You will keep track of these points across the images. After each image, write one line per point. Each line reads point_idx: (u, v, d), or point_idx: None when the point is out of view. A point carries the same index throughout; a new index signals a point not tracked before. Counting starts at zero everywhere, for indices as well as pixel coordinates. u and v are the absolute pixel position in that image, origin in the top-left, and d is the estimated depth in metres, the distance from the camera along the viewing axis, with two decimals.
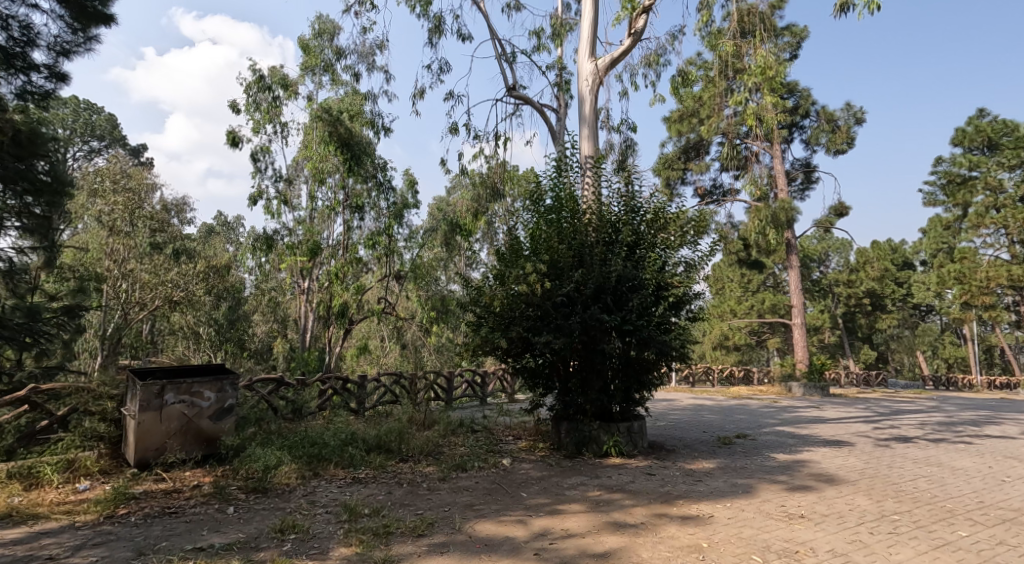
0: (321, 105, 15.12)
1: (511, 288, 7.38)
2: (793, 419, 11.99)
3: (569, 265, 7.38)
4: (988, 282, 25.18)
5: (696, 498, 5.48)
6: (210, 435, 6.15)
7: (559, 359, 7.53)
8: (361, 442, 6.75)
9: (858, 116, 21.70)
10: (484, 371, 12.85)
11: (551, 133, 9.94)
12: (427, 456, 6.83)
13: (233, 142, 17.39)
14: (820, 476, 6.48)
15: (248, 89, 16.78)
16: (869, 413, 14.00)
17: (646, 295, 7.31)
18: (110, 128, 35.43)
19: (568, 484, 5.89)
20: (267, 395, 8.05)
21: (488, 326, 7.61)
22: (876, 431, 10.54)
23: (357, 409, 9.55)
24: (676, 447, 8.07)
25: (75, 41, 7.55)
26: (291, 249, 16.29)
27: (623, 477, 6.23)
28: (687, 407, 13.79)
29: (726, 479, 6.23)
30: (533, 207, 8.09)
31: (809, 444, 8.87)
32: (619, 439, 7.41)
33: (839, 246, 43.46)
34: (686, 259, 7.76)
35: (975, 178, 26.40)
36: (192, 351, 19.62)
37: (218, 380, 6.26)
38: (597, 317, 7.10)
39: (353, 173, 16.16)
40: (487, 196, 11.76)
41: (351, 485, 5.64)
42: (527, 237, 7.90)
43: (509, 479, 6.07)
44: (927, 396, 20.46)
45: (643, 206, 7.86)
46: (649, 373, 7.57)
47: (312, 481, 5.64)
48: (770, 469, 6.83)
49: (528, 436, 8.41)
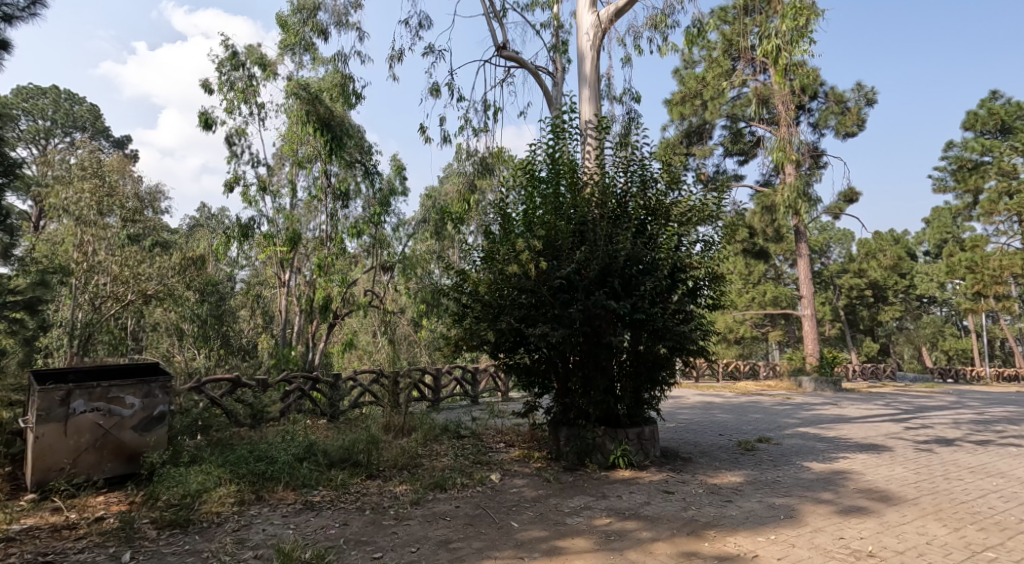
0: (298, 81, 13.77)
1: (501, 270, 6.30)
2: (814, 419, 10.92)
3: (569, 243, 6.26)
4: (1001, 271, 23.82)
5: (730, 526, 4.39)
6: (132, 450, 5.06)
7: (557, 354, 6.45)
8: (322, 455, 5.63)
9: (869, 97, 20.61)
10: (475, 368, 11.78)
11: (547, 100, 8.78)
12: (401, 472, 5.76)
13: (206, 125, 16.26)
14: (871, 493, 5.39)
15: (221, 67, 15.57)
16: (894, 410, 12.90)
17: (661, 278, 6.19)
18: (93, 119, 33.70)
19: (570, 509, 4.78)
20: (217, 399, 6.96)
21: (474, 316, 6.54)
22: (911, 432, 9.45)
23: (330, 412, 8.45)
24: (694, 456, 6.99)
25: (15, 4, 6.25)
26: (271, 239, 15.09)
27: (636, 497, 5.14)
28: (697, 406, 12.71)
29: (761, 499, 5.14)
30: (525, 179, 6.94)
31: (842, 449, 7.79)
32: (628, 447, 6.32)
33: (841, 237, 42.37)
34: (706, 236, 6.61)
35: (987, 163, 25.30)
36: (175, 348, 18.52)
37: (144, 383, 5.17)
38: (604, 305, 6.02)
39: (335, 157, 14.96)
40: (478, 175, 10.60)
41: (300, 513, 4.56)
42: (520, 213, 6.77)
43: (497, 502, 4.97)
44: (945, 391, 19.42)
45: (655, 177, 6.73)
46: (662, 370, 6.51)
47: (251, 509, 4.58)
48: (809, 484, 5.74)
49: (522, 442, 7.33)
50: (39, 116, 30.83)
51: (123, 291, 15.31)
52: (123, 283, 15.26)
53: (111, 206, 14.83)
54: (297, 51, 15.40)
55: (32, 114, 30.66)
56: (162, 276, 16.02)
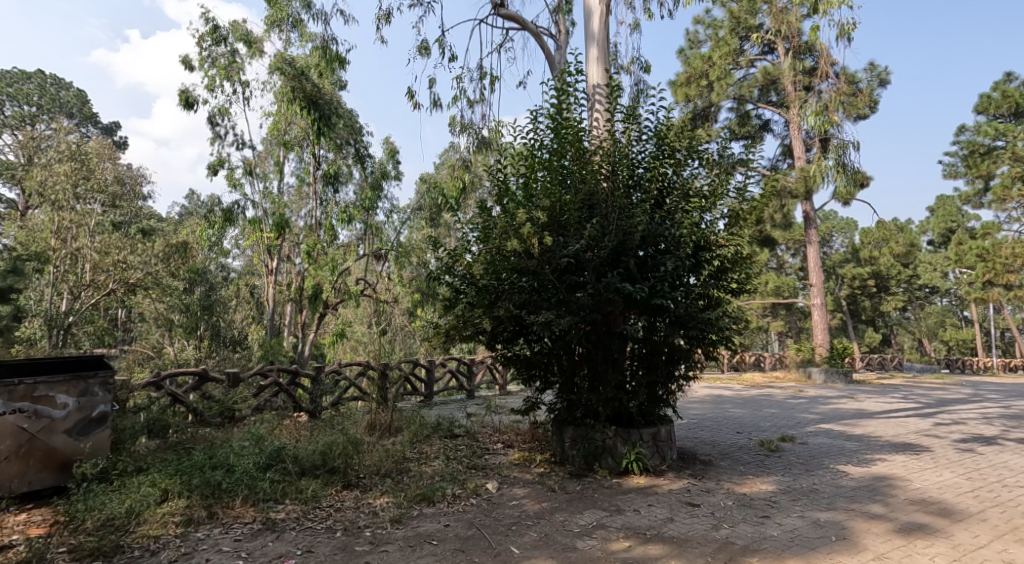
0: (282, 56, 12.80)
1: (498, 248, 5.55)
2: (835, 414, 10.20)
3: (577, 217, 5.50)
4: (1013, 259, 21.23)
5: (775, 553, 3.67)
6: (65, 457, 4.34)
7: (562, 346, 5.72)
8: (293, 461, 4.86)
9: (882, 77, 19.74)
10: (472, 360, 11.07)
11: (549, 64, 7.98)
12: (384, 479, 5.02)
13: (186, 103, 15.39)
14: (928, 505, 4.66)
15: (202, 42, 14.68)
16: (917, 404, 12.13)
17: (683, 258, 5.43)
18: (81, 106, 32.61)
19: (580, 529, 4.03)
20: (180, 394, 6.21)
21: (468, 301, 5.82)
22: (942, 429, 8.70)
23: (311, 409, 7.68)
24: (714, 459, 6.25)
25: None
26: (257, 225, 14.25)
27: (656, 512, 4.39)
28: (707, 399, 12.01)
29: (803, 513, 4.42)
30: (526, 145, 6.13)
31: (874, 448, 7.08)
32: (642, 451, 5.57)
33: (845, 226, 41.61)
34: (731, 209, 5.83)
35: (1001, 148, 24.34)
36: (163, 340, 17.78)
37: (79, 379, 4.45)
38: (618, 287, 5.27)
39: (323, 139, 14.03)
40: (476, 153, 9.76)
41: (257, 536, 3.83)
42: (519, 183, 6.00)
43: (494, 519, 4.21)
44: (957, 383, 18.54)
45: (675, 141, 5.91)
46: (680, 364, 5.80)
47: (199, 530, 3.85)
48: (852, 493, 5.01)
49: (521, 443, 6.59)
50: (23, 101, 29.59)
51: (103, 280, 14.32)
52: (104, 271, 14.28)
53: (88, 190, 13.90)
54: (284, 27, 14.51)
55: (16, 99, 29.25)
56: (147, 264, 14.96)
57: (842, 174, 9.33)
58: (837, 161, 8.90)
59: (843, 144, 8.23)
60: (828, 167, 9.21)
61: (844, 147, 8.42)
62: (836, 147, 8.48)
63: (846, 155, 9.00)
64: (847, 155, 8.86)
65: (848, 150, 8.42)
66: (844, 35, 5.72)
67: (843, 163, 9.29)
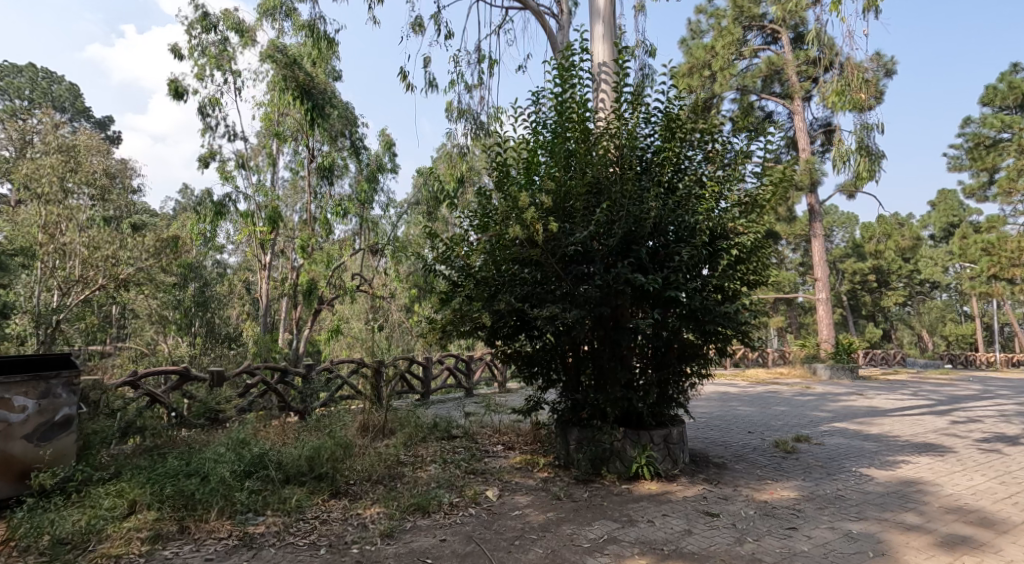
0: (273, 44, 12.26)
1: (497, 236, 5.17)
2: (847, 412, 9.83)
3: (583, 202, 5.11)
4: (1019, 254, 20.35)
5: None
6: (23, 465, 3.95)
7: (566, 342, 5.35)
8: (276, 467, 4.47)
9: (889, 67, 19.33)
10: (470, 357, 10.67)
11: (550, 45, 7.59)
12: (376, 486, 4.65)
13: (176, 93, 14.94)
14: (966, 513, 4.29)
15: (192, 29, 14.23)
16: (929, 401, 11.78)
17: (697, 246, 5.04)
18: (73, 100, 32.05)
19: (590, 544, 3.66)
20: (159, 394, 5.84)
21: (466, 294, 5.44)
22: (961, 427, 8.33)
23: (301, 410, 7.28)
24: (728, 461, 5.88)
25: None
26: (250, 218, 13.80)
27: (672, 524, 4.02)
28: (713, 397, 11.63)
29: (832, 523, 4.05)
30: (526, 127, 5.73)
31: (894, 449, 6.72)
32: (653, 454, 5.19)
33: (845, 221, 41.25)
34: (748, 195, 5.43)
35: (1006, 140, 23.90)
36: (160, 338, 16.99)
37: (41, 380, 4.08)
38: (629, 278, 4.89)
39: (317, 130, 13.56)
40: (475, 142, 9.36)
41: (232, 554, 3.46)
42: (521, 167, 5.60)
43: (494, 532, 3.84)
44: (964, 379, 18.16)
45: (688, 121, 5.50)
46: (693, 360, 5.41)
47: (167, 548, 3.49)
48: (880, 500, 4.65)
49: (522, 444, 6.21)
50: (14, 95, 29.10)
51: (93, 275, 13.28)
52: (94, 265, 13.33)
53: (73, 182, 13.35)
54: (277, 16, 14.01)
55: (6, 94, 28.77)
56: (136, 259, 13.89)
57: (863, 159, 8.89)
58: (860, 146, 8.46)
59: (867, 126, 7.77)
60: (850, 152, 8.78)
61: (867, 129, 7.98)
62: (859, 130, 8.03)
63: (869, 138, 8.56)
64: (870, 137, 8.41)
65: (873, 132, 7.97)
66: (871, 6, 5.25)
67: (865, 147, 8.86)
